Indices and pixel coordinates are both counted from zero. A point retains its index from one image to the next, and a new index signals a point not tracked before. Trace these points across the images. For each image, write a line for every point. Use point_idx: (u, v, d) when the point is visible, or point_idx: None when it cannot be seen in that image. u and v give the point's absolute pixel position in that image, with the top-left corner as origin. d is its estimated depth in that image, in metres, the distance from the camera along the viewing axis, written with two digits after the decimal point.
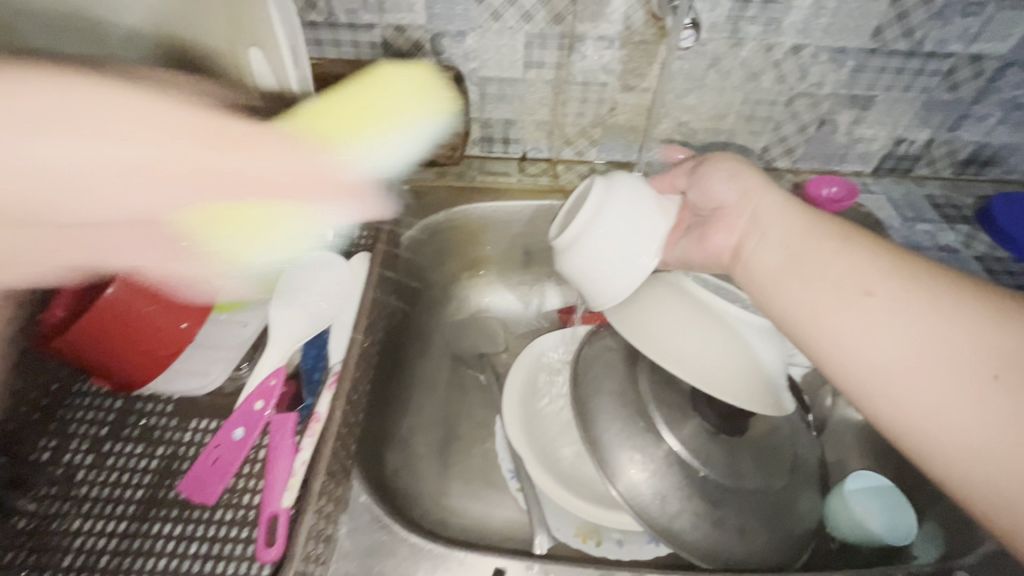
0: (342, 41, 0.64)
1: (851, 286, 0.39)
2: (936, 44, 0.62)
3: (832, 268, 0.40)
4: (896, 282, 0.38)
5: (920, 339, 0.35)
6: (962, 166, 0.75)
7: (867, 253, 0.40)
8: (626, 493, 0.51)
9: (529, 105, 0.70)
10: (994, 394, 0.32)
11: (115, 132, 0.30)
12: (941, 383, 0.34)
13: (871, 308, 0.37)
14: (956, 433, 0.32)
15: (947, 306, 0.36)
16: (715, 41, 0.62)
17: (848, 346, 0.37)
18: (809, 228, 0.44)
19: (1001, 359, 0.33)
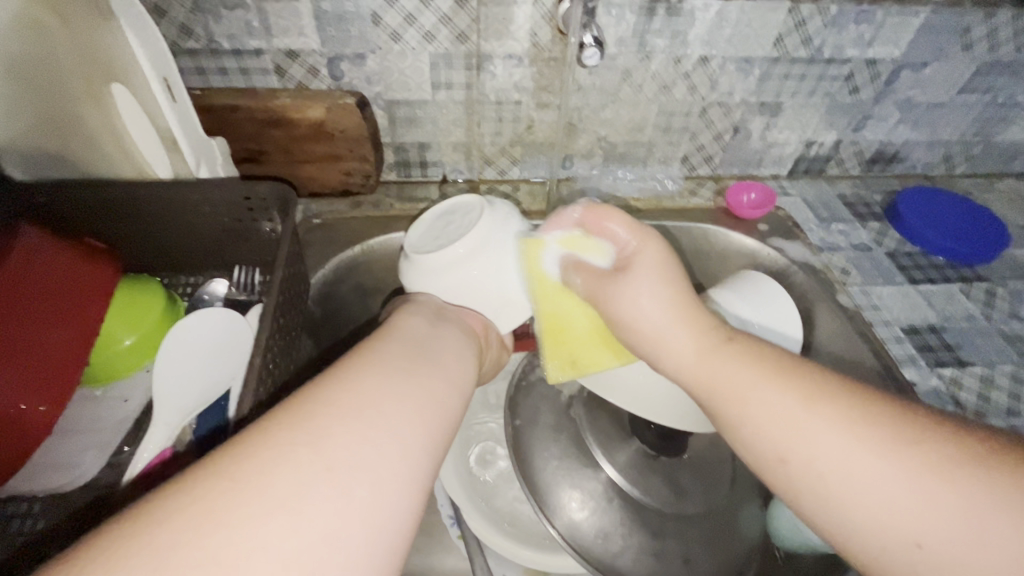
0: (229, 69, 0.59)
1: (761, 446, 0.33)
2: (834, 50, 0.63)
3: (749, 416, 0.33)
4: (817, 418, 0.31)
5: (856, 489, 0.29)
6: (869, 164, 0.78)
7: (794, 383, 0.33)
8: (567, 533, 0.49)
9: (443, 127, 0.67)
10: (922, 565, 0.27)
11: (258, 520, 0.23)
12: (883, 541, 0.28)
13: (795, 477, 0.31)
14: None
15: (863, 452, 0.30)
16: (624, 56, 0.61)
17: (793, 493, 0.32)
18: (710, 350, 0.36)
19: (947, 527, 0.27)
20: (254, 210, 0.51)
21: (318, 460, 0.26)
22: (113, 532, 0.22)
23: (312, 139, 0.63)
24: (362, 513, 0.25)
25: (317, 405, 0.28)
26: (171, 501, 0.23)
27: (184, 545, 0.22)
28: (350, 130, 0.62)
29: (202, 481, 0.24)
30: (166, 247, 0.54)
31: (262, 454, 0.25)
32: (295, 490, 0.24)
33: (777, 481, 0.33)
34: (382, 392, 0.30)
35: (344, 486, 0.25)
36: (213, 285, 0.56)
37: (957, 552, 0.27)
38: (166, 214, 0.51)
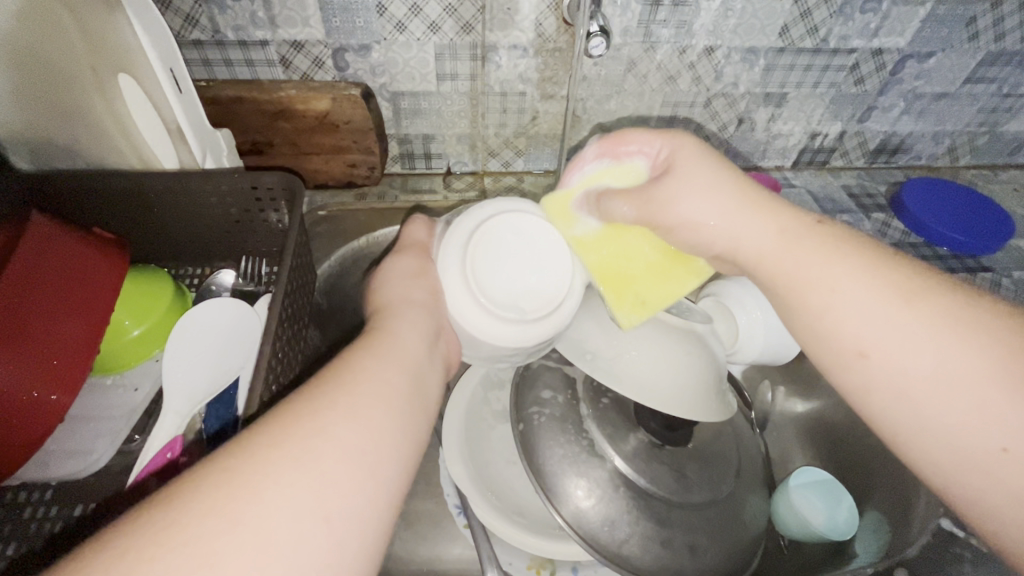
0: (234, 60, 0.59)
1: (845, 345, 0.36)
2: (840, 40, 0.63)
3: (841, 318, 0.37)
4: (909, 315, 0.35)
5: (934, 387, 0.34)
6: (873, 155, 0.78)
7: (884, 287, 0.36)
8: (573, 521, 0.49)
9: (447, 119, 0.67)
10: (994, 461, 0.32)
11: (252, 535, 0.25)
12: (949, 442, 0.33)
13: (876, 372, 0.35)
14: (965, 486, 0.33)
15: (949, 352, 0.34)
16: (629, 46, 0.61)
17: (863, 390, 0.36)
18: (797, 243, 0.39)
19: (1011, 427, 0.32)
20: (261, 200, 0.51)
21: (303, 474, 0.27)
22: (110, 541, 0.23)
23: (317, 130, 0.63)
24: (348, 522, 0.28)
25: (301, 419, 0.29)
26: (151, 520, 0.24)
27: (182, 557, 0.23)
28: (355, 121, 0.62)
29: (193, 491, 0.25)
30: (174, 238, 0.54)
31: (248, 469, 0.27)
32: (284, 505, 0.26)
33: (843, 379, 0.37)
34: (363, 405, 0.32)
35: (331, 501, 0.27)
36: (220, 276, 0.56)
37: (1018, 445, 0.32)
38: (173, 206, 0.51)
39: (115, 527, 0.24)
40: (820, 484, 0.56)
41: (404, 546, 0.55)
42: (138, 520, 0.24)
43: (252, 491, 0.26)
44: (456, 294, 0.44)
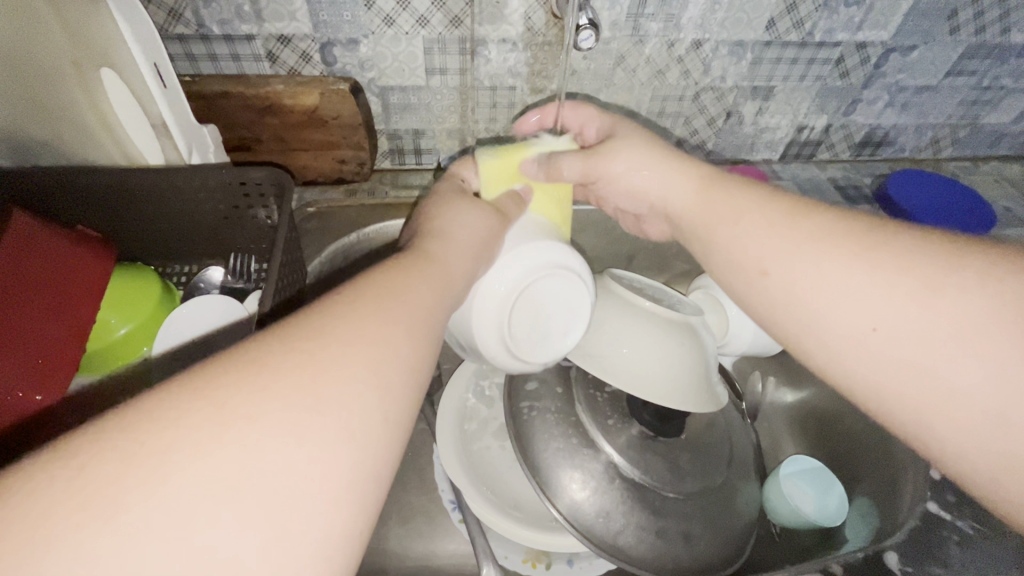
0: (219, 54, 0.58)
1: (750, 267, 0.41)
2: (825, 34, 0.64)
3: (740, 243, 0.41)
4: (798, 233, 0.39)
5: (826, 293, 0.36)
6: (858, 148, 0.79)
7: (804, 234, 0.38)
8: (568, 513, 0.49)
9: (437, 114, 0.67)
10: (873, 343, 0.34)
11: (210, 466, 0.22)
12: (845, 348, 0.35)
13: (773, 285, 0.39)
14: (855, 377, 0.35)
15: (835, 257, 0.36)
16: (618, 39, 0.61)
17: (769, 305, 0.40)
18: (714, 191, 0.44)
19: (889, 312, 0.33)
20: (250, 196, 0.51)
21: (278, 403, 0.24)
22: (56, 462, 0.21)
23: (305, 125, 0.62)
24: (324, 452, 0.25)
25: (282, 346, 0.26)
26: (109, 440, 0.22)
27: (137, 490, 0.21)
28: (344, 116, 0.62)
29: (155, 415, 0.23)
30: (160, 235, 0.53)
31: (213, 397, 0.24)
32: (244, 435, 0.23)
33: (757, 298, 0.41)
34: (353, 331, 0.28)
35: (300, 430, 0.24)
36: (209, 273, 0.55)
37: (947, 360, 0.31)
38: (159, 202, 0.50)
39: (60, 450, 0.21)
40: (811, 472, 0.57)
41: (400, 542, 0.55)
42: (88, 445, 0.22)
43: (224, 425, 0.23)
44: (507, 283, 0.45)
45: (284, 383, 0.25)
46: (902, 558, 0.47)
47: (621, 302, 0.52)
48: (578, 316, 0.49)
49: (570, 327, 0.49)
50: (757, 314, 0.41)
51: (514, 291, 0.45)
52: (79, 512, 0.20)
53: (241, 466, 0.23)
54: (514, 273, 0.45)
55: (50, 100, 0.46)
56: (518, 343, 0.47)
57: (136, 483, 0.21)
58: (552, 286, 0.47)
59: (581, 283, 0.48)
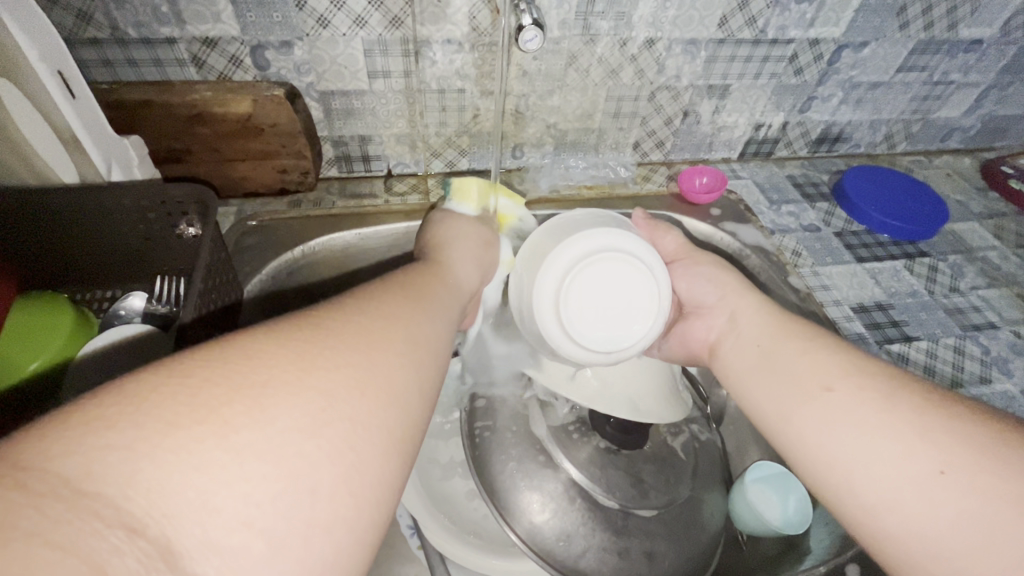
0: (139, 60, 0.54)
1: (812, 382, 0.40)
2: (777, 31, 0.63)
3: (803, 362, 0.41)
4: (862, 369, 0.39)
5: (885, 429, 0.35)
6: (815, 144, 0.79)
7: (868, 373, 0.38)
8: (528, 537, 0.47)
9: (383, 119, 0.63)
10: (936, 487, 0.32)
11: (301, 426, 0.23)
12: (896, 486, 0.33)
13: (833, 405, 0.38)
14: (904, 519, 0.32)
15: (901, 401, 0.35)
16: (568, 39, 0.59)
17: (819, 423, 0.38)
18: (785, 323, 0.45)
19: (953, 454, 0.32)
20: (170, 215, 0.47)
21: (349, 381, 0.26)
22: (123, 396, 0.21)
23: (238, 134, 0.58)
24: (384, 439, 0.26)
25: (354, 331, 0.28)
26: (158, 389, 0.21)
27: (237, 428, 0.22)
28: (281, 124, 0.58)
29: (253, 362, 0.24)
30: (74, 261, 0.49)
31: (299, 362, 0.25)
32: (325, 403, 0.24)
33: (808, 412, 0.39)
34: (408, 335, 0.31)
35: (367, 415, 0.26)
36: (129, 299, 0.51)
37: (919, 529, 0.32)
38: (67, 225, 0.46)
39: (166, 373, 0.22)
40: (780, 480, 0.56)
41: None
42: (198, 371, 0.23)
43: (256, 408, 0.22)
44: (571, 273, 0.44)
45: (359, 363, 0.27)
46: (865, 568, 0.46)
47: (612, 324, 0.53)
48: (643, 328, 0.44)
49: (632, 331, 0.44)
50: (765, 422, 0.42)
51: (588, 257, 0.44)
52: (185, 432, 0.20)
53: (320, 434, 0.24)
54: (591, 245, 0.44)
55: None
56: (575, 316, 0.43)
57: (237, 418, 0.22)
58: (628, 278, 0.44)
59: (655, 298, 0.44)
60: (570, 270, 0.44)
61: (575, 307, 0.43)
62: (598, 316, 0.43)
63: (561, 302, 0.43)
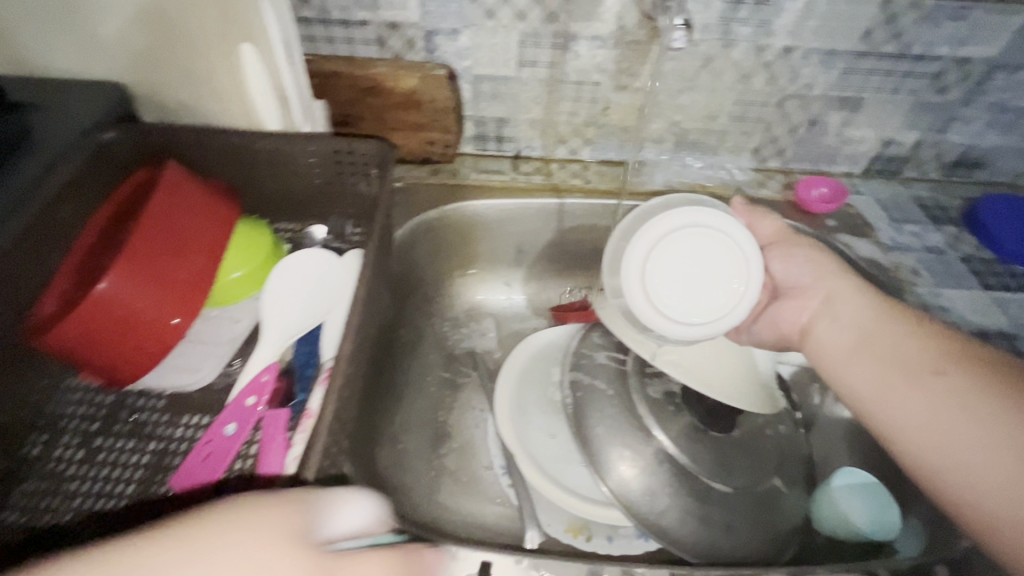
0: (335, 37, 0.64)
1: (921, 368, 0.44)
2: (925, 47, 0.62)
3: (912, 348, 0.46)
4: (969, 362, 0.44)
5: (997, 418, 0.40)
6: (949, 168, 0.76)
7: (978, 366, 0.43)
8: (615, 488, 0.52)
9: (523, 104, 0.70)
10: None
11: None
12: (1004, 471, 0.39)
13: (946, 389, 0.43)
14: (1005, 499, 0.39)
15: (1011, 391, 0.41)
16: (707, 42, 0.63)
17: (929, 406, 0.43)
18: (890, 308, 0.49)
19: None
20: (354, 165, 0.57)
21: None
22: None
23: (402, 106, 0.68)
24: None
25: None
26: None
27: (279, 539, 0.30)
28: (438, 100, 0.67)
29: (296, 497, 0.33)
30: (274, 195, 0.60)
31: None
32: None
33: (919, 392, 0.44)
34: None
35: None
36: (311, 230, 0.61)
37: (1015, 506, 0.38)
38: (277, 163, 0.57)
39: None
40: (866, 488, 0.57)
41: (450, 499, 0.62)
42: None
43: None
44: (667, 242, 0.49)
45: None
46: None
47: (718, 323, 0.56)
48: (737, 291, 0.48)
49: (713, 306, 0.48)
50: (861, 402, 0.46)
51: (681, 228, 0.48)
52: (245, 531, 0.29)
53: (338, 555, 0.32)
54: (680, 220, 0.48)
55: (195, 57, 0.55)
56: (659, 284, 0.48)
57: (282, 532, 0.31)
58: (713, 255, 0.48)
59: (739, 288, 0.48)
60: (657, 246, 0.49)
61: (670, 281, 0.48)
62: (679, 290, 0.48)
63: (646, 270, 0.48)
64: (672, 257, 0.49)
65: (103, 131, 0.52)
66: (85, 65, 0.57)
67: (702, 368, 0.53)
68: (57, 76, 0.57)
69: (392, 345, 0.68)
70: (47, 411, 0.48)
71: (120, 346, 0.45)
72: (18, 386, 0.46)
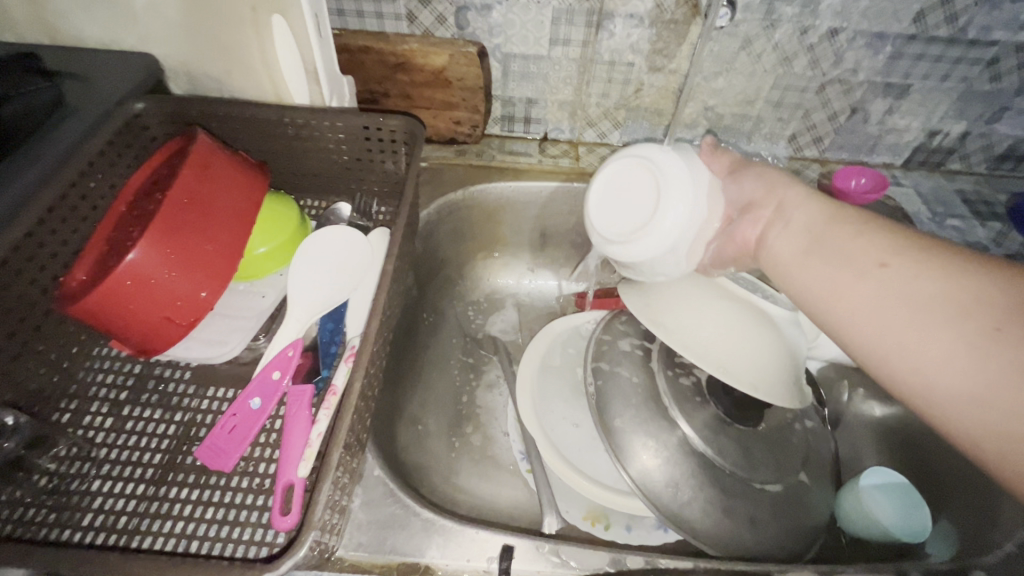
0: (365, 12, 0.63)
1: (864, 259, 0.38)
2: (980, 31, 0.59)
3: (857, 240, 0.39)
4: (918, 248, 0.37)
5: (949, 300, 0.34)
6: (996, 161, 0.72)
7: (926, 249, 0.36)
8: (636, 476, 0.51)
9: (552, 84, 0.69)
10: (1006, 347, 0.31)
11: None
12: (963, 357, 0.32)
13: (893, 278, 0.36)
14: (971, 386, 0.32)
15: (963, 270, 0.34)
16: (748, 22, 0.60)
17: (874, 299, 0.36)
18: (839, 206, 0.42)
19: (1011, 311, 0.31)
20: (382, 142, 0.56)
21: None
22: None
23: (431, 84, 0.66)
24: None
25: None
26: None
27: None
28: (466, 79, 0.66)
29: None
30: (301, 171, 0.61)
31: None
32: None
33: (863, 288, 0.37)
34: None
35: None
36: (338, 208, 0.60)
37: (986, 388, 0.31)
38: (307, 138, 0.57)
39: None
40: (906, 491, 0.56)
41: (468, 481, 0.62)
42: None
43: None
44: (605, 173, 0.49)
45: None
46: None
47: (749, 309, 0.53)
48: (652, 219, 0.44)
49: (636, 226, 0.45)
50: (814, 308, 0.40)
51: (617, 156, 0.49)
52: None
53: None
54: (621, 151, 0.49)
55: (224, 27, 0.54)
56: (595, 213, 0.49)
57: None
58: (642, 177, 0.46)
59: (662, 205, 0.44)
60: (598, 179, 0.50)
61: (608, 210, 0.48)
62: (610, 216, 0.48)
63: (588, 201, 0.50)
64: (607, 186, 0.49)
65: (134, 101, 0.53)
66: (116, 35, 0.57)
67: (720, 350, 0.52)
68: (89, 47, 0.58)
69: (415, 324, 0.68)
70: (76, 378, 0.48)
71: (149, 316, 0.45)
72: (49, 351, 0.46)
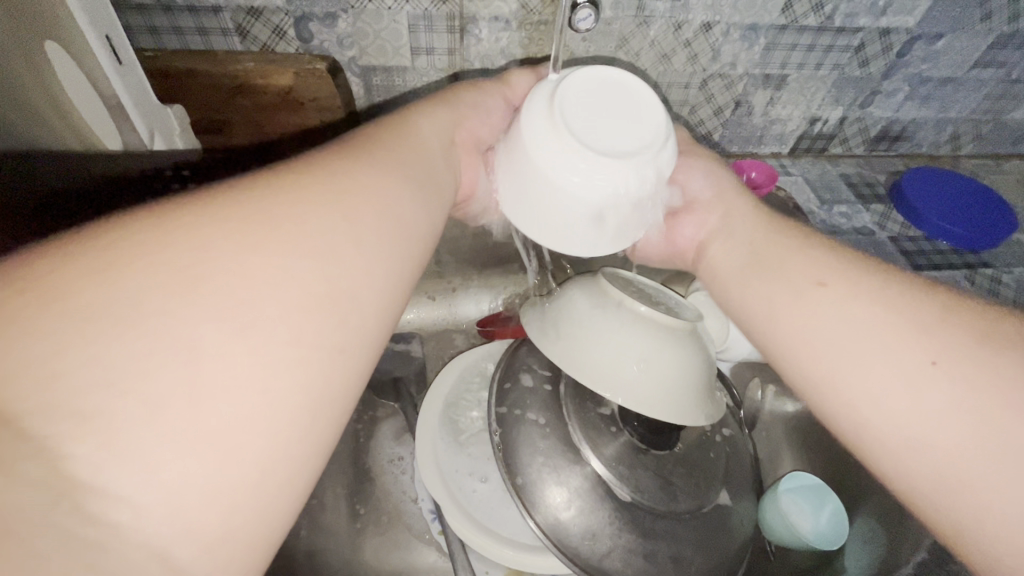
0: (183, 27, 0.53)
1: (804, 278, 0.38)
2: (846, 18, 0.59)
3: (794, 259, 0.39)
4: (856, 273, 0.37)
5: (891, 330, 0.34)
6: (873, 142, 0.74)
7: (873, 275, 0.37)
8: (548, 529, 0.47)
9: (424, 97, 0.62)
10: (944, 385, 0.31)
11: None
12: (894, 390, 0.33)
13: (828, 300, 0.36)
14: (895, 421, 0.32)
15: (899, 300, 0.35)
16: (621, 20, 0.56)
17: (814, 319, 0.37)
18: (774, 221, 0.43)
19: (957, 351, 0.32)
20: None
21: None
22: None
23: (278, 107, 0.58)
24: None
25: None
26: None
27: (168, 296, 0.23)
28: (320, 98, 0.57)
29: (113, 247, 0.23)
30: None
31: None
32: None
33: (803, 308, 0.37)
34: None
35: None
36: None
37: (913, 424, 0.32)
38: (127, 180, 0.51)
39: None
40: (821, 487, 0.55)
41: (376, 554, 0.56)
42: None
43: None
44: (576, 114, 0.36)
45: None
46: None
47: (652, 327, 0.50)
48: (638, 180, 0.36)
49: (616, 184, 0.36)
50: (754, 329, 0.40)
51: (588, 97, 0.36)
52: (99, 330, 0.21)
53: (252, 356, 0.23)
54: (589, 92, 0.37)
55: None
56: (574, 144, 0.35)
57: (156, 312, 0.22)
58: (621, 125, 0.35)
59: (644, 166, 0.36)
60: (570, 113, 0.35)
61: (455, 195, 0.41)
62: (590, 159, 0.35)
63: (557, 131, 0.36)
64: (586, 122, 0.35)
65: None
66: None
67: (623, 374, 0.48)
68: None
69: None
70: None
71: None
72: None
